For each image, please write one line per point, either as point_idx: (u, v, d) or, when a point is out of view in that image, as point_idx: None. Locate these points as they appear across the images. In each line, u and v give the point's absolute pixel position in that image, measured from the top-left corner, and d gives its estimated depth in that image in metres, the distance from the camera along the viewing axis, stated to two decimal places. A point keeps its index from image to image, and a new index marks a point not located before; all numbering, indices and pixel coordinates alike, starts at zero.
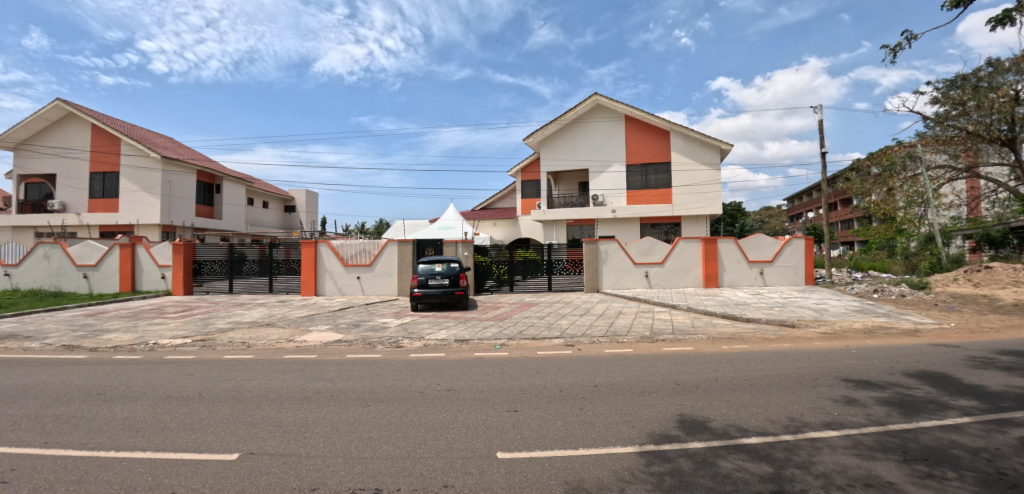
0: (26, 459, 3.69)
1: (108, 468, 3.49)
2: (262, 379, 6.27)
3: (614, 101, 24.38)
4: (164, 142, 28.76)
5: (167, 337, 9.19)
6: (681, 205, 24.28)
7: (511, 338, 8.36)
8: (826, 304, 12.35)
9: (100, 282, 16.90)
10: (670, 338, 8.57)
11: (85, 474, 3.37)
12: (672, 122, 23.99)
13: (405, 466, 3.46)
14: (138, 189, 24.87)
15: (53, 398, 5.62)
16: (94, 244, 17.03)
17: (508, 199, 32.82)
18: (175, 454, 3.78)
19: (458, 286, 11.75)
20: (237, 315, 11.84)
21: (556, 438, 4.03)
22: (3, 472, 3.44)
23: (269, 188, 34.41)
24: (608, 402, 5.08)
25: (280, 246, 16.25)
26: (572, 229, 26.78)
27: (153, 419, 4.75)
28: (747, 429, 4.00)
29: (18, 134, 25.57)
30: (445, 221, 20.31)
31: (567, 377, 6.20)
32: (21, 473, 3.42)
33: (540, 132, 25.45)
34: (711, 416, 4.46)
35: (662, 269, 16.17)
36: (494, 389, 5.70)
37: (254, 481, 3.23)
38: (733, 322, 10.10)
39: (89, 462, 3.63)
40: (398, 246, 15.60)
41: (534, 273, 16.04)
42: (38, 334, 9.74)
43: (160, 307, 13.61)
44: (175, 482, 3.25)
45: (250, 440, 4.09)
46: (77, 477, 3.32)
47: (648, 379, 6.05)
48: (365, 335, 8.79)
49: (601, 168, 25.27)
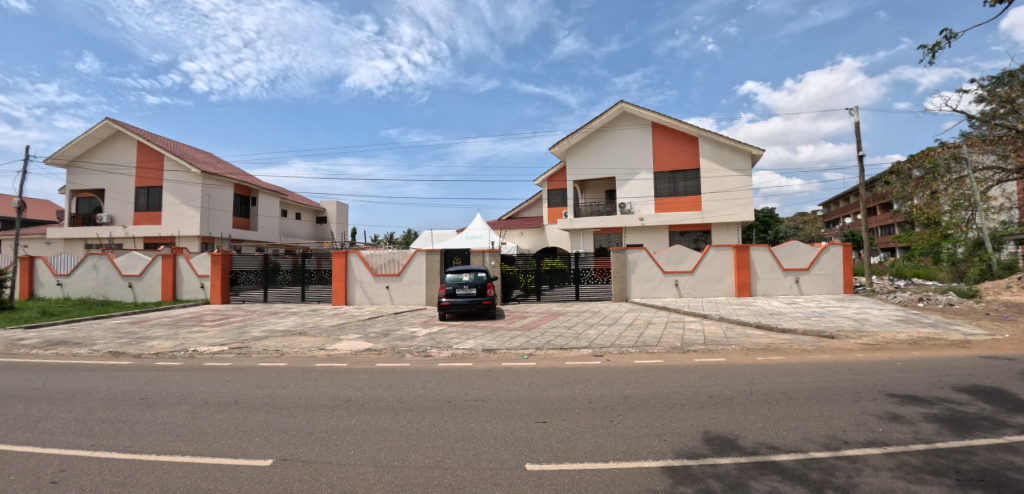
0: (74, 460, 3.88)
1: (150, 471, 3.62)
2: (294, 387, 6.42)
3: (641, 108, 24.14)
4: (204, 158, 30.10)
5: (204, 344, 9.53)
6: (712, 212, 23.73)
7: (539, 348, 8.29)
8: (866, 313, 11.82)
9: (143, 291, 17.69)
10: (702, 348, 8.35)
11: (128, 477, 3.51)
12: (701, 127, 23.51)
13: (434, 476, 3.46)
14: (180, 202, 26.09)
15: (100, 402, 5.88)
16: (139, 255, 17.87)
17: (536, 207, 32.84)
18: (213, 458, 3.89)
19: (485, 295, 11.72)
20: (271, 323, 12.16)
21: (586, 450, 3.95)
22: (54, 473, 3.63)
23: (302, 200, 35.59)
24: (638, 415, 4.96)
25: (312, 256, 16.74)
26: (600, 237, 26.54)
27: (192, 425, 4.92)
28: (779, 447, 3.83)
29: (70, 152, 27.13)
30: (472, 231, 20.40)
31: (594, 388, 6.11)
32: (70, 474, 3.61)
33: (566, 141, 25.43)
34: (742, 432, 4.27)
35: (693, 277, 15.81)
36: (523, 400, 5.67)
37: (287, 487, 3.30)
38: (768, 333, 9.74)
39: (132, 465, 3.78)
40: (426, 255, 15.80)
41: (562, 283, 15.93)
42: (87, 341, 10.24)
43: (200, 315, 14.18)
44: (211, 486, 3.34)
45: (283, 447, 4.18)
46: (121, 479, 3.47)
47: (680, 391, 5.89)
48: (394, 344, 8.87)
49: (628, 176, 25.04)
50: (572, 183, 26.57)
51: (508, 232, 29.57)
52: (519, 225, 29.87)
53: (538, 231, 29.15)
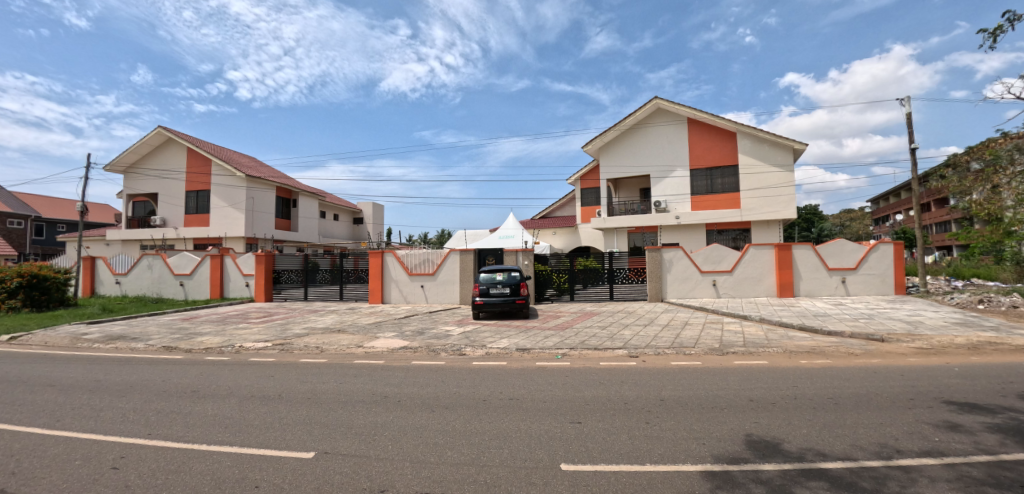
0: (134, 448, 4.14)
1: (202, 460, 3.82)
2: (334, 383, 6.63)
3: (676, 104, 23.58)
4: (248, 162, 31.49)
5: (249, 340, 9.98)
6: (750, 210, 22.97)
7: (572, 348, 8.23)
8: (920, 315, 11.11)
9: (194, 289, 18.66)
10: (741, 350, 8.08)
11: (182, 465, 3.73)
12: (739, 122, 22.75)
13: (469, 473, 3.49)
14: (226, 205, 27.39)
15: (157, 394, 6.25)
16: (189, 255, 18.87)
17: (568, 207, 32.66)
18: (258, 449, 4.07)
19: (518, 295, 11.74)
20: (311, 321, 12.60)
21: (622, 452, 3.90)
22: (115, 459, 3.89)
23: (340, 202, 36.70)
24: (675, 417, 4.85)
25: (350, 256, 17.25)
26: (634, 237, 26.12)
27: (240, 416, 5.16)
28: (826, 454, 3.67)
29: (127, 159, 28.91)
30: (505, 230, 20.50)
31: (630, 389, 6.02)
32: (130, 460, 3.86)
33: (599, 139, 25.18)
34: (785, 437, 4.12)
35: (731, 277, 15.33)
36: (557, 399, 5.66)
37: (328, 479, 3.41)
38: (812, 335, 9.32)
39: (184, 453, 3.99)
40: (460, 255, 15.97)
41: (596, 282, 15.78)
42: (142, 336, 10.91)
43: (245, 313, 14.84)
44: (258, 476, 3.49)
45: (324, 440, 4.32)
46: (176, 467, 3.68)
47: (719, 394, 5.72)
48: (429, 342, 9.00)
49: (662, 174, 24.54)
50: (606, 181, 26.28)
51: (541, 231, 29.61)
52: (552, 224, 29.91)
53: (571, 230, 29.06)
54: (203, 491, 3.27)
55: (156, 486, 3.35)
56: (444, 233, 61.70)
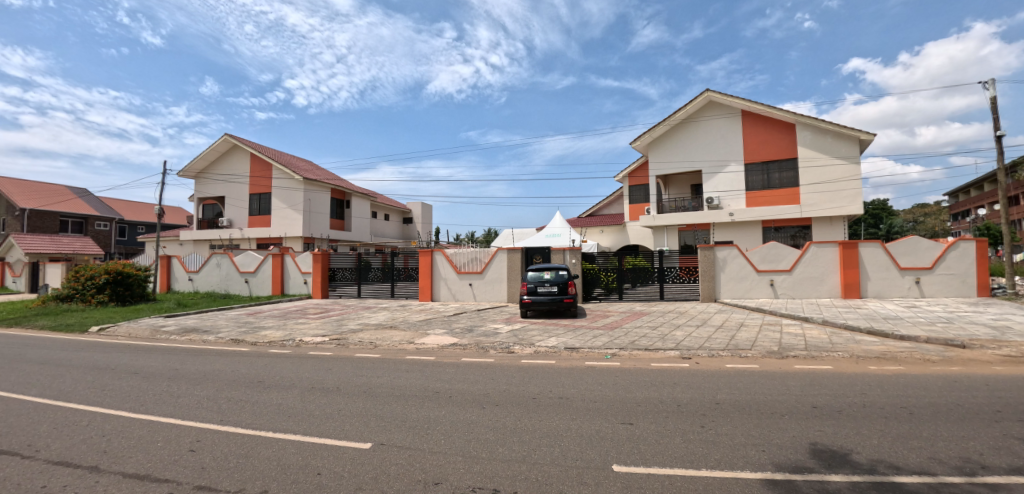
0: (208, 433, 4.48)
1: (267, 446, 4.07)
2: (388, 377, 6.87)
3: (729, 96, 22.64)
4: (305, 165, 33.15)
5: (308, 335, 10.53)
6: (810, 205, 21.78)
7: (622, 348, 8.10)
8: (1007, 320, 10.10)
9: (257, 286, 19.89)
10: (803, 354, 7.66)
11: (251, 450, 3.99)
12: (799, 113, 21.55)
13: (521, 470, 3.52)
14: (285, 206, 29.00)
15: (228, 383, 6.73)
16: (253, 254, 20.13)
17: (616, 205, 32.13)
18: (318, 438, 4.29)
19: (566, 294, 11.70)
20: (364, 317, 13.14)
21: (677, 455, 3.80)
22: (192, 442, 4.23)
23: (391, 202, 37.92)
24: (733, 422, 4.67)
25: (400, 255, 17.83)
26: (685, 235, 25.38)
27: (302, 407, 5.46)
28: (901, 466, 3.42)
29: (197, 165, 31.13)
30: (551, 229, 20.47)
31: (684, 392, 5.86)
32: (205, 444, 4.17)
33: (648, 134, 24.64)
34: (854, 447, 3.87)
35: (790, 277, 14.57)
36: (607, 399, 5.59)
37: (385, 470, 3.54)
38: (882, 340, 8.70)
39: (252, 439, 4.28)
40: (507, 254, 16.11)
41: (645, 281, 15.45)
42: (213, 329, 11.79)
43: (303, 309, 15.68)
44: (321, 463, 3.69)
45: (379, 432, 4.48)
46: (245, 452, 3.95)
47: (780, 399, 5.46)
48: (478, 340, 9.15)
49: (715, 169, 23.67)
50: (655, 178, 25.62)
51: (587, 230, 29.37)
52: (600, 222, 29.62)
53: (619, 228, 28.63)
54: (270, 475, 3.49)
55: (230, 469, 3.61)
56: (489, 232, 62.43)
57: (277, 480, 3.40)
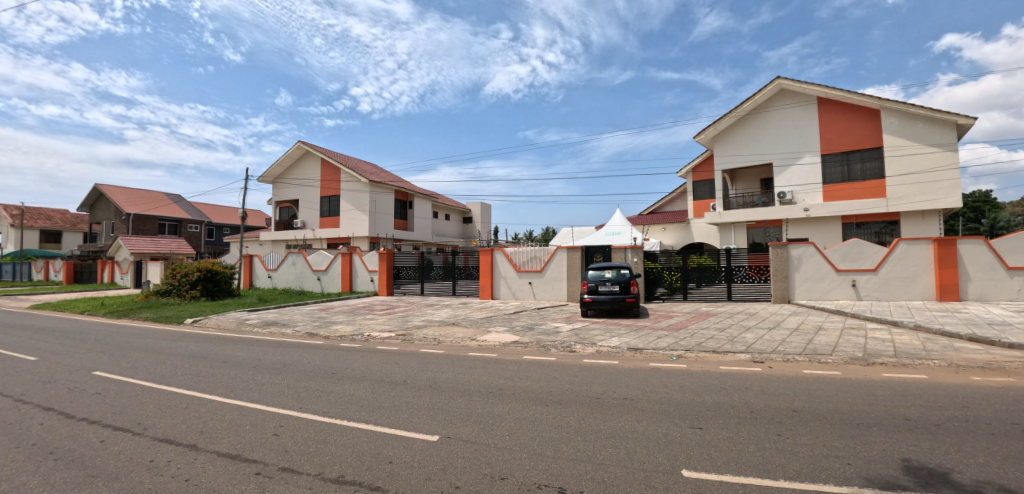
0: (290, 419, 4.87)
1: (343, 434, 4.37)
2: (452, 373, 7.11)
3: (803, 83, 21.15)
4: (371, 169, 34.85)
5: (376, 330, 11.12)
6: (898, 198, 19.90)
7: (689, 350, 7.86)
8: None
9: (327, 283, 21.21)
10: (892, 361, 7.03)
11: (329, 437, 4.30)
12: (884, 98, 19.72)
13: (587, 470, 3.54)
14: (353, 208, 30.68)
15: (306, 373, 7.27)
16: (324, 253, 21.48)
17: (678, 201, 31.06)
18: (389, 429, 4.54)
19: (628, 293, 11.50)
20: (428, 314, 13.67)
21: (751, 464, 3.65)
22: (278, 427, 4.62)
23: (451, 202, 38.93)
24: (813, 432, 4.40)
25: (461, 254, 18.33)
26: (755, 232, 24.09)
27: (373, 398, 5.79)
28: (1014, 490, 3.07)
29: (274, 171, 33.59)
30: (610, 227, 20.17)
31: (757, 397, 5.59)
32: (288, 429, 4.54)
33: (713, 127, 23.62)
34: (956, 466, 3.51)
35: (875, 277, 13.42)
36: (674, 402, 5.46)
37: (452, 462, 3.69)
38: (988, 348, 7.80)
39: (330, 427, 4.60)
40: (567, 252, 16.09)
41: (711, 281, 14.79)
42: (289, 323, 12.76)
43: (371, 305, 16.56)
44: (393, 452, 3.91)
45: (447, 426, 4.66)
46: (324, 439, 4.25)
47: (866, 409, 5.06)
48: (539, 338, 9.22)
49: (787, 161, 22.24)
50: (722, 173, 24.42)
51: (649, 228, 28.64)
52: (662, 219, 28.81)
53: (682, 225, 27.67)
54: (348, 461, 3.74)
55: (311, 453, 3.92)
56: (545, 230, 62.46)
57: (353, 466, 3.64)
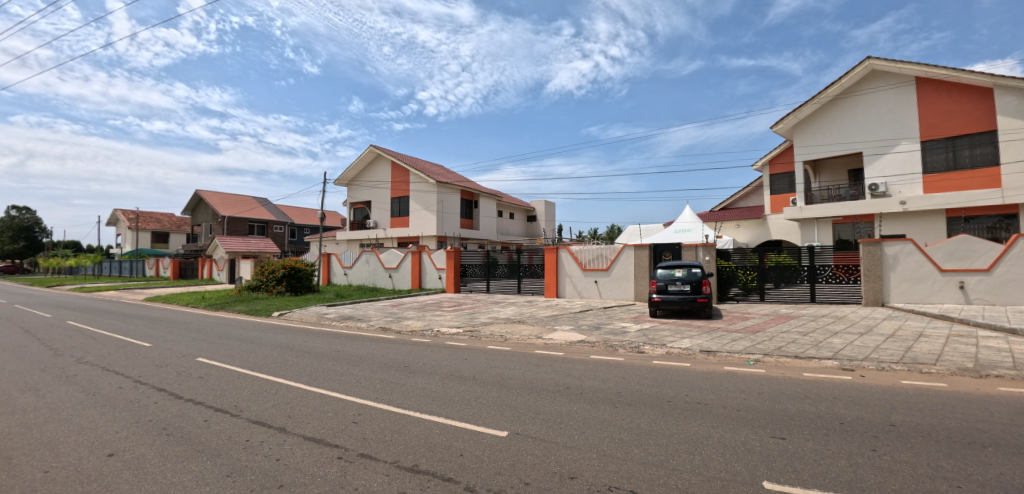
0: (369, 409, 5.24)
1: (417, 426, 4.64)
2: (521, 370, 7.27)
3: (896, 63, 19.06)
4: (437, 170, 36.09)
5: (445, 326, 11.60)
6: (1017, 188, 17.33)
7: (767, 354, 7.45)
8: None
9: (398, 280, 22.37)
10: (1013, 374, 6.19)
11: (404, 428, 4.58)
12: (997, 74, 17.25)
13: (659, 475, 3.50)
14: (421, 208, 32.04)
15: (383, 366, 7.77)
16: (394, 251, 22.65)
17: (755, 195, 29.27)
18: (460, 423, 4.75)
19: (700, 293, 11.09)
20: (494, 311, 14.02)
21: (841, 480, 3.42)
22: (359, 415, 5.00)
23: (515, 201, 39.36)
24: (914, 449, 4.02)
25: (525, 252, 18.56)
26: (841, 228, 22.21)
27: (445, 392, 6.07)
28: None
29: (348, 174, 35.90)
30: (679, 224, 19.48)
31: (848, 408, 5.18)
32: (367, 418, 4.90)
33: (792, 116, 21.98)
34: None
35: (990, 279, 11.86)
36: (752, 409, 5.21)
37: (522, 458, 3.81)
38: None
39: (405, 418, 4.90)
40: (634, 250, 15.75)
41: (791, 281, 13.91)
42: (364, 317, 13.65)
43: (439, 302, 17.27)
44: (465, 445, 4.10)
45: (516, 422, 4.80)
46: (399, 429, 4.54)
47: (981, 428, 4.51)
48: (606, 338, 9.16)
49: (881, 149, 20.18)
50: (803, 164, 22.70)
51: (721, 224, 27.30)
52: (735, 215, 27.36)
53: (758, 221, 26.03)
54: (423, 451, 3.98)
55: (389, 441, 4.21)
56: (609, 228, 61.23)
57: (427, 456, 3.87)
